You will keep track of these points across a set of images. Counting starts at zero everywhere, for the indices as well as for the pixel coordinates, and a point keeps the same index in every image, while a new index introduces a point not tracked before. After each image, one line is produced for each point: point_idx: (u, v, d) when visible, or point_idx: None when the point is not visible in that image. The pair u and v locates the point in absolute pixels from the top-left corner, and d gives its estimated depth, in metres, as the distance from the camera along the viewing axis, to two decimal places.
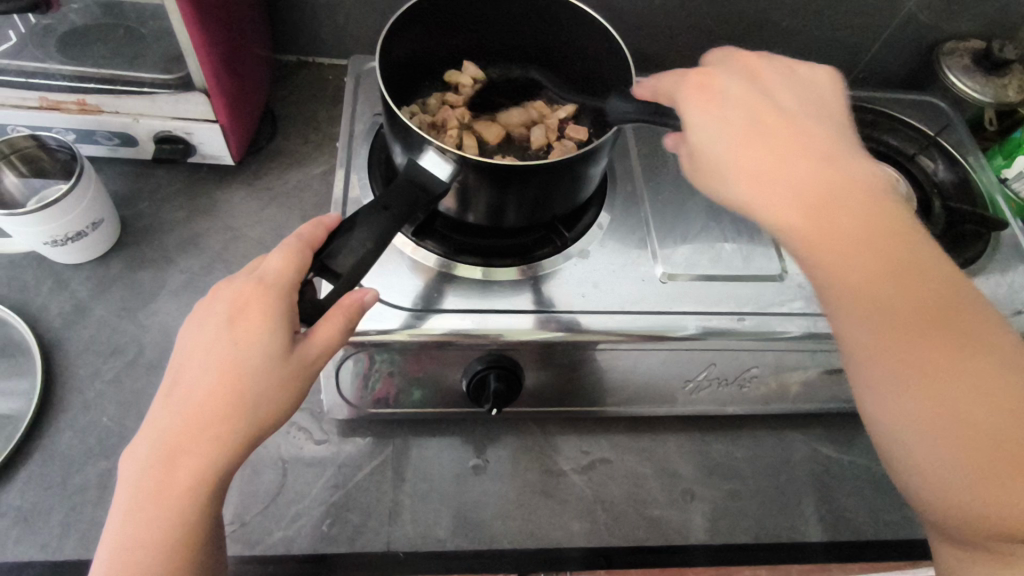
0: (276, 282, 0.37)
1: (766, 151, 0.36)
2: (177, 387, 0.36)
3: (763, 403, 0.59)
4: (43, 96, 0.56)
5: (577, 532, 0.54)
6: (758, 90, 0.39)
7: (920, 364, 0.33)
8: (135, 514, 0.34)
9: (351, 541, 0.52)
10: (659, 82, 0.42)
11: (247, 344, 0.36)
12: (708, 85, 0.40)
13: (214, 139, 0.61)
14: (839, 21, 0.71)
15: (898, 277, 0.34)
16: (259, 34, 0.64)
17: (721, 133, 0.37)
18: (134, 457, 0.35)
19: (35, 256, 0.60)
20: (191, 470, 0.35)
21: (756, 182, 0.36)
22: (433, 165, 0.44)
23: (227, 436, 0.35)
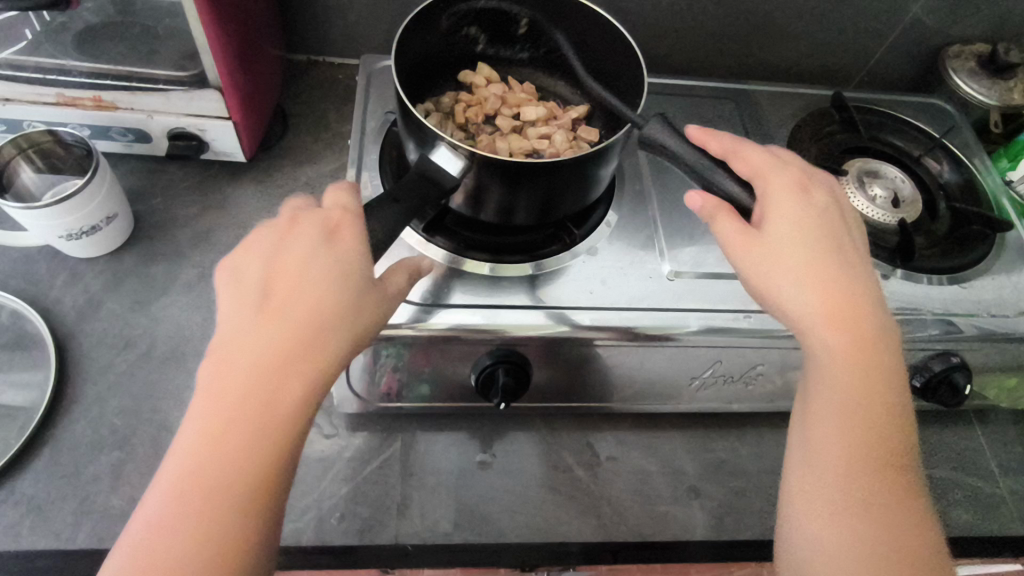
0: (357, 211, 0.40)
1: (820, 263, 0.41)
2: (271, 298, 0.36)
3: (769, 401, 0.59)
4: (60, 92, 0.56)
5: (584, 527, 0.55)
6: (841, 225, 0.44)
7: (864, 487, 0.37)
8: (250, 419, 0.32)
9: (359, 534, 0.52)
10: (750, 155, 0.46)
11: (346, 257, 0.37)
12: (806, 189, 0.44)
13: (227, 136, 0.62)
14: (846, 24, 0.71)
15: (886, 417, 0.39)
16: (272, 33, 0.65)
17: (794, 226, 0.42)
18: (235, 361, 0.33)
19: (49, 250, 0.61)
20: (303, 379, 0.34)
21: (806, 278, 0.40)
22: (443, 159, 0.44)
23: (337, 345, 0.36)
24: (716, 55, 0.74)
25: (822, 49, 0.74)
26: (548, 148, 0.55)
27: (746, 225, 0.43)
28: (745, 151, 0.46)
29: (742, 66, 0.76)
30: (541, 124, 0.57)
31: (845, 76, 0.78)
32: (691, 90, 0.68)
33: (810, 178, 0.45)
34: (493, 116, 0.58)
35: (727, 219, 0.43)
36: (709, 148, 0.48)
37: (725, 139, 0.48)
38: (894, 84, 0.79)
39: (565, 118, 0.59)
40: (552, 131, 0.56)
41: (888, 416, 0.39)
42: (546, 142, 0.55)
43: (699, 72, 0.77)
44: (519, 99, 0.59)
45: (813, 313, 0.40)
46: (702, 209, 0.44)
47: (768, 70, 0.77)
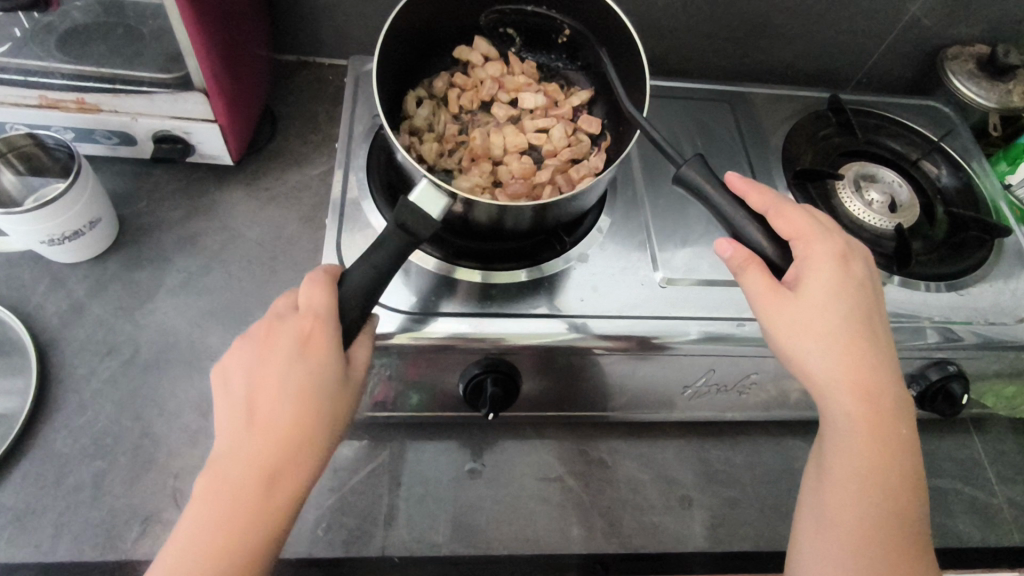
0: (332, 312, 0.39)
1: (855, 341, 0.41)
2: (254, 414, 0.38)
3: (763, 409, 0.58)
4: (42, 94, 0.55)
5: (575, 538, 0.54)
6: (872, 290, 0.43)
7: (878, 553, 0.40)
8: (234, 533, 0.35)
9: (347, 545, 0.52)
10: (793, 215, 0.43)
11: (321, 371, 0.38)
12: (846, 259, 0.43)
13: (213, 139, 0.61)
14: (844, 24, 0.70)
15: (904, 489, 0.42)
16: (259, 33, 0.64)
17: (835, 297, 0.41)
18: (224, 478, 0.36)
19: (32, 255, 0.60)
20: (290, 488, 0.37)
21: (842, 357, 0.41)
22: (423, 198, 0.42)
23: (315, 452, 0.38)
24: (712, 56, 0.73)
25: (819, 50, 0.73)
26: (545, 144, 0.54)
27: (777, 283, 0.42)
28: (786, 209, 0.43)
29: (738, 67, 0.75)
30: (540, 115, 0.56)
31: (842, 77, 0.77)
32: (686, 91, 0.67)
33: (852, 249, 0.44)
34: (489, 103, 0.57)
35: (757, 273, 0.42)
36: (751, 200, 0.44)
37: (764, 191, 0.44)
38: (893, 86, 0.78)
39: (565, 106, 0.57)
40: (550, 124, 0.55)
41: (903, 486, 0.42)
42: (543, 137, 0.55)
43: (695, 72, 0.76)
44: (518, 82, 0.57)
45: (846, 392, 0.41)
46: (731, 258, 0.43)
47: (765, 71, 0.76)
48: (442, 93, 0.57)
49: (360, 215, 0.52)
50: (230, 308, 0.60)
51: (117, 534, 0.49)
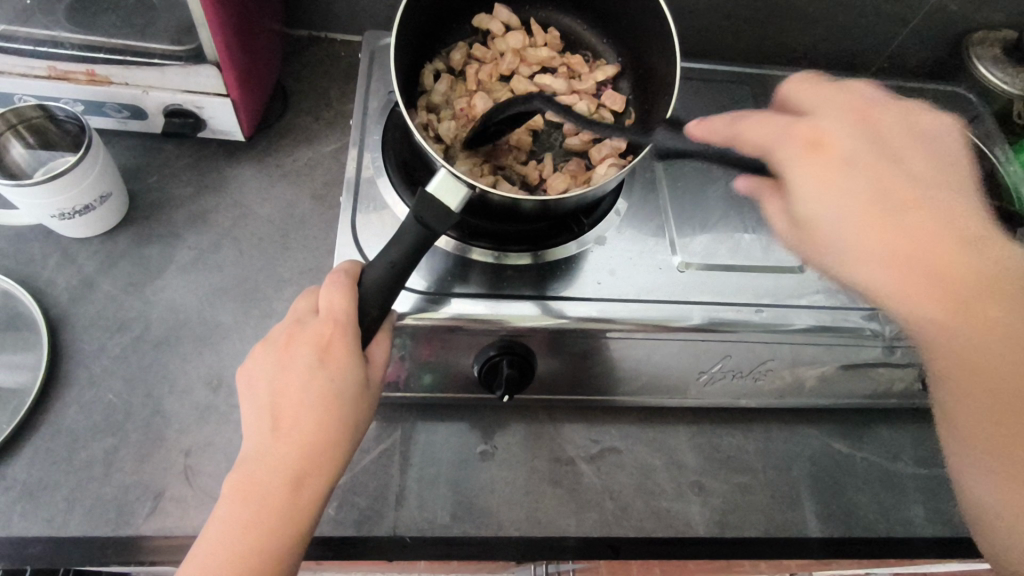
0: (351, 320, 0.39)
1: (882, 224, 0.35)
2: (278, 420, 0.38)
3: (778, 396, 0.58)
4: (51, 65, 0.54)
5: (584, 522, 0.54)
6: (885, 153, 0.37)
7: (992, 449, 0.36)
8: (261, 535, 0.36)
9: (358, 525, 0.52)
10: (748, 130, 0.39)
11: (342, 378, 0.38)
12: (820, 140, 0.37)
13: (225, 113, 0.60)
14: (869, 7, 0.69)
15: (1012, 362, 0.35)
16: (272, 7, 0.63)
17: (846, 194, 0.36)
18: (253, 482, 0.37)
19: (42, 229, 0.59)
20: (314, 491, 0.38)
21: (883, 265, 0.35)
22: (441, 187, 0.41)
23: (338, 454, 0.39)
24: (731, 37, 0.72)
25: (841, 33, 0.72)
26: (567, 121, 0.53)
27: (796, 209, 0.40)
28: (745, 125, 0.39)
29: (758, 50, 0.74)
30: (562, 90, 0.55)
31: (864, 61, 0.75)
32: (705, 73, 0.66)
33: (819, 129, 0.37)
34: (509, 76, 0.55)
35: (773, 200, 0.41)
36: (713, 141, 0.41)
37: (720, 119, 0.41)
38: (915, 72, 0.76)
39: (587, 80, 0.56)
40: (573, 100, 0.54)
41: (1000, 367, 0.35)
42: (565, 113, 0.53)
43: (714, 54, 0.74)
44: (540, 56, 0.56)
45: (903, 299, 0.35)
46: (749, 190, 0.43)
47: (785, 54, 0.74)
48: (461, 66, 0.56)
49: (375, 194, 0.52)
50: (241, 286, 0.59)
51: (129, 510, 0.49)
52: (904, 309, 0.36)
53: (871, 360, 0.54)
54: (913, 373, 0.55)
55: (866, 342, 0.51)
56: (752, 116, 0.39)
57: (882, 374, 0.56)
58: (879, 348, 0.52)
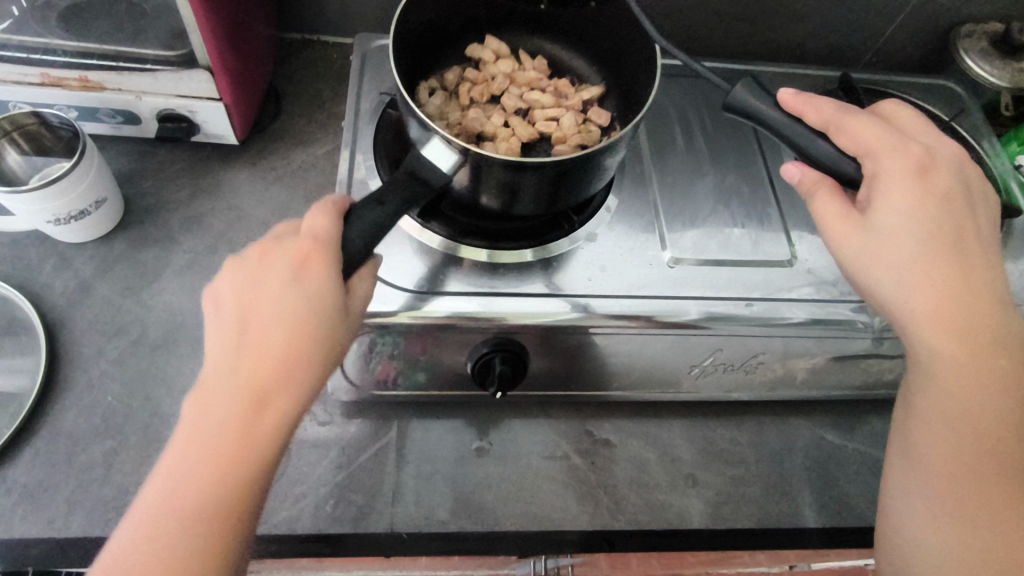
0: (332, 239, 0.39)
1: (929, 257, 0.40)
2: (243, 334, 0.37)
3: (769, 389, 0.58)
4: (44, 72, 0.55)
5: (580, 515, 0.55)
6: (968, 203, 0.42)
7: (962, 475, 0.41)
8: (217, 458, 0.34)
9: (355, 522, 0.52)
10: (862, 130, 0.42)
11: (316, 293, 0.37)
12: (929, 168, 0.41)
13: (218, 117, 0.61)
14: (855, 2, 0.69)
15: (988, 406, 0.41)
16: (263, 12, 0.63)
17: (909, 217, 0.40)
18: (213, 398, 0.35)
19: (38, 235, 0.60)
20: (275, 417, 0.36)
21: (924, 293, 0.40)
22: (435, 153, 0.43)
23: (306, 380, 0.37)
24: (720, 35, 0.72)
25: (830, 28, 0.72)
26: (556, 131, 0.53)
27: (847, 207, 0.42)
28: (854, 122, 0.42)
29: (747, 46, 0.74)
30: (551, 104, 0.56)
31: (852, 56, 0.76)
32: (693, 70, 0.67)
33: (933, 158, 0.42)
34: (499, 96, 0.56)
35: (828, 198, 0.42)
36: (810, 119, 0.44)
37: (828, 105, 0.43)
38: (905, 65, 0.77)
39: (575, 97, 0.57)
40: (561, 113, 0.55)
41: (978, 414, 0.41)
42: (554, 125, 0.54)
43: (703, 51, 0.75)
44: (529, 78, 0.57)
45: (931, 329, 0.40)
46: (800, 181, 0.44)
47: (773, 50, 0.75)
48: (453, 88, 0.57)
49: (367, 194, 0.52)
50: None
51: None
52: (924, 335, 0.40)
53: (861, 352, 0.54)
54: (903, 364, 0.56)
55: (856, 334, 0.52)
56: (861, 118, 0.43)
57: (873, 366, 0.56)
58: (868, 339, 0.52)
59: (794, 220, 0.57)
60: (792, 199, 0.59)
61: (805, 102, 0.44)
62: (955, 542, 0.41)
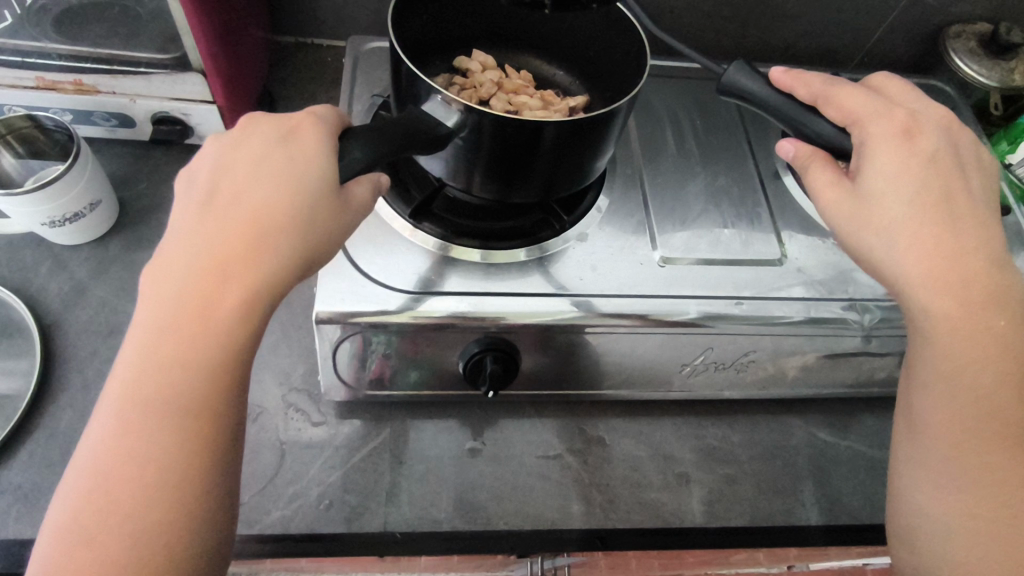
0: (323, 118, 0.39)
1: (923, 215, 0.40)
2: (216, 200, 0.36)
3: (761, 388, 0.59)
4: (40, 75, 0.55)
5: (573, 514, 0.55)
6: (958, 165, 0.42)
7: (971, 442, 0.40)
8: (179, 323, 0.33)
9: (349, 521, 0.52)
10: (849, 100, 0.43)
11: (298, 159, 0.37)
12: (913, 131, 0.42)
13: (212, 120, 0.61)
14: (844, 3, 0.70)
15: (993, 370, 0.40)
16: (257, 15, 0.64)
17: (898, 176, 0.40)
18: (178, 264, 0.34)
19: (33, 238, 0.60)
20: (242, 283, 0.34)
21: (918, 253, 0.40)
22: (437, 111, 0.41)
23: (279, 252, 0.35)
24: (711, 36, 0.73)
25: (820, 29, 0.73)
26: None
27: (840, 176, 0.42)
28: (840, 92, 0.43)
29: (739, 47, 0.75)
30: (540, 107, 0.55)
31: (843, 57, 0.76)
32: (684, 71, 0.67)
33: (916, 123, 0.42)
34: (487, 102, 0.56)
35: (822, 167, 0.43)
36: (800, 93, 0.45)
37: (816, 79, 0.45)
38: (895, 66, 0.77)
39: (562, 103, 0.56)
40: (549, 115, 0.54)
41: (981, 373, 0.40)
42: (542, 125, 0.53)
43: (695, 52, 0.75)
44: (517, 86, 0.57)
45: (930, 289, 0.40)
46: (795, 155, 0.45)
47: (764, 51, 0.75)
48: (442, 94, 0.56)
49: None
50: None
51: None
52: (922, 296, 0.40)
53: (851, 350, 0.54)
54: (893, 362, 0.56)
55: (846, 332, 0.52)
56: (848, 89, 0.44)
57: (864, 364, 0.57)
58: (858, 337, 0.53)
59: (784, 220, 0.58)
60: (782, 199, 0.59)
61: (795, 78, 0.46)
62: (961, 503, 0.39)
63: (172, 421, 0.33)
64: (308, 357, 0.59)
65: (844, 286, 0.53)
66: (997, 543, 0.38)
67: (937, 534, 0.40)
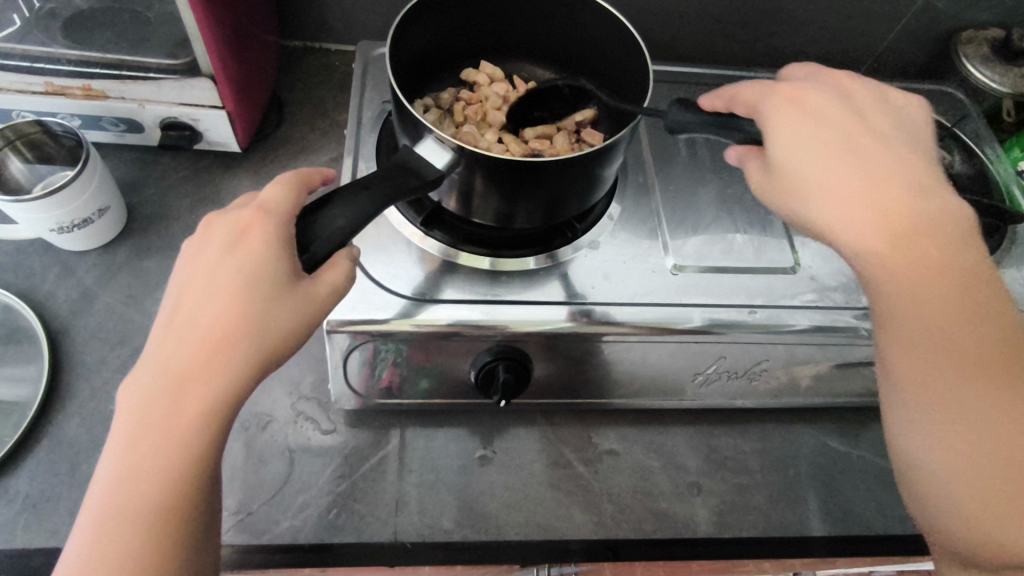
0: (276, 211, 0.37)
1: (828, 166, 0.37)
2: (173, 318, 0.35)
3: (773, 397, 0.58)
4: (48, 81, 0.55)
5: (583, 524, 0.54)
6: (847, 110, 0.40)
7: (955, 400, 0.36)
8: (141, 450, 0.32)
9: (358, 531, 0.52)
10: (747, 91, 0.43)
11: (251, 265, 0.35)
12: (801, 97, 0.40)
13: (221, 125, 0.61)
14: (856, 9, 0.69)
15: (965, 322, 0.36)
16: (266, 20, 0.64)
17: (797, 141, 0.38)
18: (133, 392, 0.33)
19: (41, 243, 0.60)
20: (202, 401, 0.33)
21: (840, 207, 0.37)
22: (430, 152, 0.42)
23: (240, 366, 0.34)
24: (722, 41, 0.73)
25: (831, 35, 0.72)
26: (548, 149, 0.53)
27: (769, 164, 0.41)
28: (743, 86, 0.43)
29: (749, 53, 0.74)
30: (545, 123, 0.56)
31: (854, 63, 0.76)
32: (694, 77, 0.67)
33: (799, 87, 0.41)
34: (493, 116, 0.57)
35: (757, 161, 0.42)
36: (717, 108, 0.45)
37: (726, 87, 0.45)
38: (905, 72, 0.77)
39: (567, 119, 0.56)
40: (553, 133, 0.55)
41: (951, 313, 0.36)
42: (546, 143, 0.53)
43: (705, 58, 0.75)
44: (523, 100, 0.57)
45: (855, 238, 0.36)
46: (735, 158, 0.43)
47: (775, 57, 0.75)
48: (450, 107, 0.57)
49: None
50: None
51: None
52: (848, 245, 0.37)
53: (865, 359, 0.54)
54: None
55: (860, 341, 0.51)
56: (752, 82, 0.43)
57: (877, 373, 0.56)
58: (872, 347, 0.52)
59: None
60: None
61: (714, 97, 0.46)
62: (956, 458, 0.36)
63: (138, 548, 0.32)
64: (317, 365, 0.58)
65: (859, 295, 0.53)
66: (1005, 499, 0.35)
67: (929, 499, 0.37)
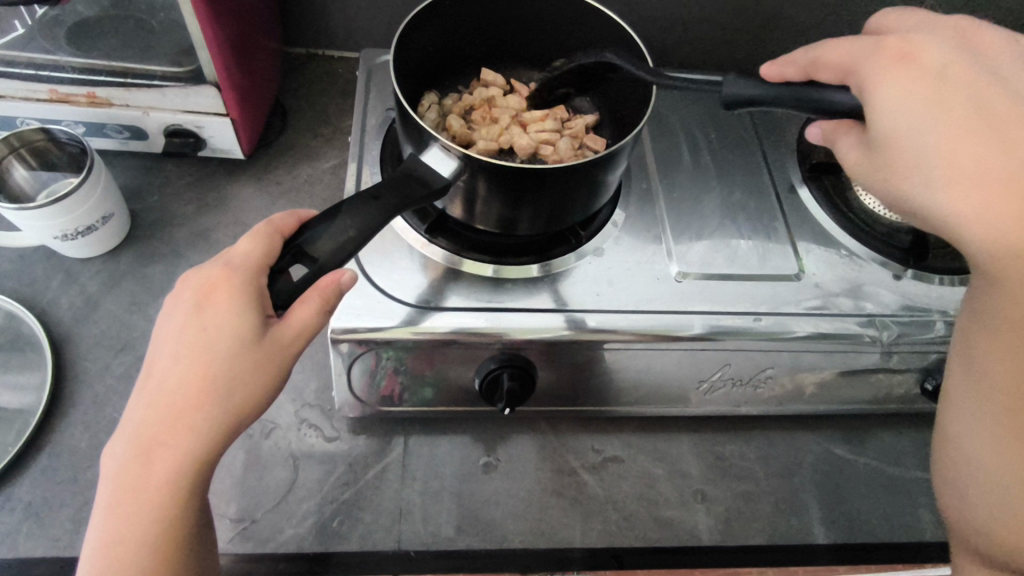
0: (243, 263, 0.36)
1: (970, 136, 0.37)
2: (145, 380, 0.35)
3: (779, 404, 0.58)
4: (53, 88, 0.55)
5: (587, 533, 0.54)
6: (978, 65, 0.41)
7: (1020, 382, 0.38)
8: (115, 513, 0.33)
9: (361, 539, 0.52)
10: (834, 54, 0.43)
11: (213, 326, 0.35)
12: (911, 53, 0.40)
13: (225, 133, 0.61)
14: (858, 16, 0.70)
15: None
16: (270, 27, 0.64)
17: (923, 102, 0.38)
18: (109, 459, 0.34)
19: (44, 250, 0.60)
20: (168, 463, 0.33)
21: (959, 184, 0.37)
22: (437, 161, 0.42)
23: (203, 425, 0.34)
24: (724, 48, 0.73)
25: None
26: (552, 154, 0.53)
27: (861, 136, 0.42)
28: (826, 49, 0.43)
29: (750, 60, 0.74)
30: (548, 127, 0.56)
31: None
32: (695, 84, 0.67)
33: (912, 43, 0.41)
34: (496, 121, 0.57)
35: (848, 136, 0.42)
36: (790, 72, 0.45)
37: (799, 53, 0.45)
38: None
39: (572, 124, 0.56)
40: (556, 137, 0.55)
41: None
42: (549, 148, 0.53)
43: (707, 65, 0.75)
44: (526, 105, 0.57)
45: (986, 220, 0.37)
46: (821, 134, 0.45)
47: None
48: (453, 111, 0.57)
49: None
50: None
51: None
52: (973, 232, 0.37)
53: (870, 366, 0.54)
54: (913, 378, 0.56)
55: (864, 348, 0.51)
56: (838, 42, 0.43)
57: (882, 379, 0.56)
58: (877, 353, 0.52)
59: (801, 233, 0.57)
60: (798, 213, 0.59)
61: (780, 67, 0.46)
62: (998, 459, 0.38)
63: None
64: (320, 372, 0.58)
65: (863, 302, 0.53)
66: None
67: (972, 488, 0.40)
